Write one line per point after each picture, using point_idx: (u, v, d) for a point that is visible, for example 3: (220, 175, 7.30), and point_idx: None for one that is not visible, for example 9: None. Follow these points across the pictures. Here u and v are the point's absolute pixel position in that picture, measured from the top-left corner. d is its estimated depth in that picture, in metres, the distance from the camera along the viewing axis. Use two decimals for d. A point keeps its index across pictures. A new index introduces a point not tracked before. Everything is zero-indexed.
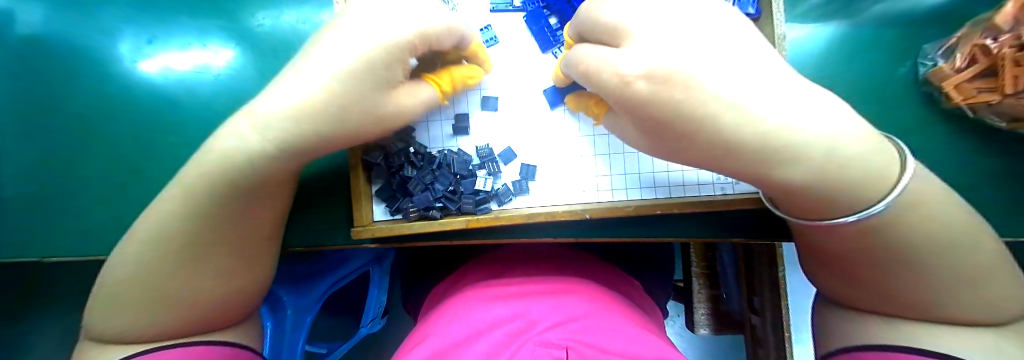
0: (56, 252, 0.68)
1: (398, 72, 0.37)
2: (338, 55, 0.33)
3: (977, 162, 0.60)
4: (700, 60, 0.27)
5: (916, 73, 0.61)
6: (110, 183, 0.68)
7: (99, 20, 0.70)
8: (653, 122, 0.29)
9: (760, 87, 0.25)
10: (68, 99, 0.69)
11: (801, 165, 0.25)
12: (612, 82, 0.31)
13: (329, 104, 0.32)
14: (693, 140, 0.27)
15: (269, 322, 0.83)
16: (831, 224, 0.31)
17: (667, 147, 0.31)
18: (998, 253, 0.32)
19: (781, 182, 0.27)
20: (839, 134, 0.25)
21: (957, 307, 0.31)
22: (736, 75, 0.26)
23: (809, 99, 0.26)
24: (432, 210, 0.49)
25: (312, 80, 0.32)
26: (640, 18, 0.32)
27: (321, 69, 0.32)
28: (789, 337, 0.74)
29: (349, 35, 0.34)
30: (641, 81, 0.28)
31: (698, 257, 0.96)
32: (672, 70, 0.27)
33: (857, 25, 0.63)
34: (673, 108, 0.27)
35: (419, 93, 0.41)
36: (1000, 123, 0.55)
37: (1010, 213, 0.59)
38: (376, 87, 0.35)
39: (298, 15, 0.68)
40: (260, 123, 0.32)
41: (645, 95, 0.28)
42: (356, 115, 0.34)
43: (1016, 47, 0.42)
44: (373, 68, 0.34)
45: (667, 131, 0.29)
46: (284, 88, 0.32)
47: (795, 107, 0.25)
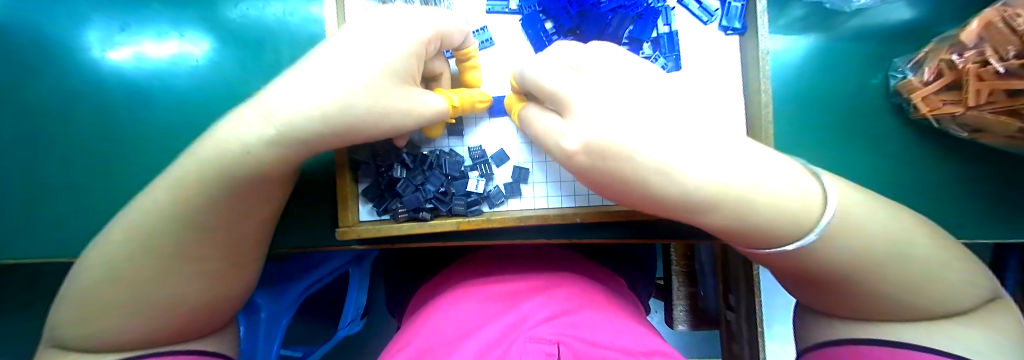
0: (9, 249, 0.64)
1: (411, 68, 0.37)
2: (357, 53, 0.33)
3: (943, 166, 0.64)
4: (638, 127, 0.28)
5: (887, 85, 0.65)
6: (70, 174, 0.64)
7: (64, 4, 0.65)
8: (598, 184, 0.31)
9: (687, 148, 0.27)
10: (26, 87, 0.64)
11: (714, 213, 0.28)
12: (557, 152, 0.33)
13: (358, 105, 0.32)
14: (633, 195, 0.29)
15: (243, 327, 0.82)
16: (774, 251, 0.31)
17: (620, 200, 0.32)
18: (964, 257, 0.34)
19: (715, 226, 0.29)
20: (750, 187, 0.28)
21: (935, 308, 0.32)
22: (664, 135, 0.27)
23: (725, 152, 0.28)
24: (422, 211, 0.48)
25: (336, 77, 0.31)
26: (579, 83, 0.32)
27: (343, 67, 0.32)
28: (761, 332, 0.78)
29: (356, 40, 0.33)
30: (580, 154, 0.30)
31: (679, 256, 0.99)
32: (607, 140, 0.28)
33: (832, 37, 0.66)
34: (615, 177, 0.28)
35: (427, 103, 0.40)
36: (962, 133, 0.58)
37: (966, 216, 0.64)
38: (392, 84, 0.35)
39: (284, 6, 0.66)
40: (272, 118, 0.30)
41: (586, 165, 0.30)
42: (378, 111, 0.34)
43: (979, 63, 0.45)
44: (393, 68, 0.35)
45: (609, 185, 0.30)
46: (299, 86, 0.30)
47: (713, 163, 0.27)
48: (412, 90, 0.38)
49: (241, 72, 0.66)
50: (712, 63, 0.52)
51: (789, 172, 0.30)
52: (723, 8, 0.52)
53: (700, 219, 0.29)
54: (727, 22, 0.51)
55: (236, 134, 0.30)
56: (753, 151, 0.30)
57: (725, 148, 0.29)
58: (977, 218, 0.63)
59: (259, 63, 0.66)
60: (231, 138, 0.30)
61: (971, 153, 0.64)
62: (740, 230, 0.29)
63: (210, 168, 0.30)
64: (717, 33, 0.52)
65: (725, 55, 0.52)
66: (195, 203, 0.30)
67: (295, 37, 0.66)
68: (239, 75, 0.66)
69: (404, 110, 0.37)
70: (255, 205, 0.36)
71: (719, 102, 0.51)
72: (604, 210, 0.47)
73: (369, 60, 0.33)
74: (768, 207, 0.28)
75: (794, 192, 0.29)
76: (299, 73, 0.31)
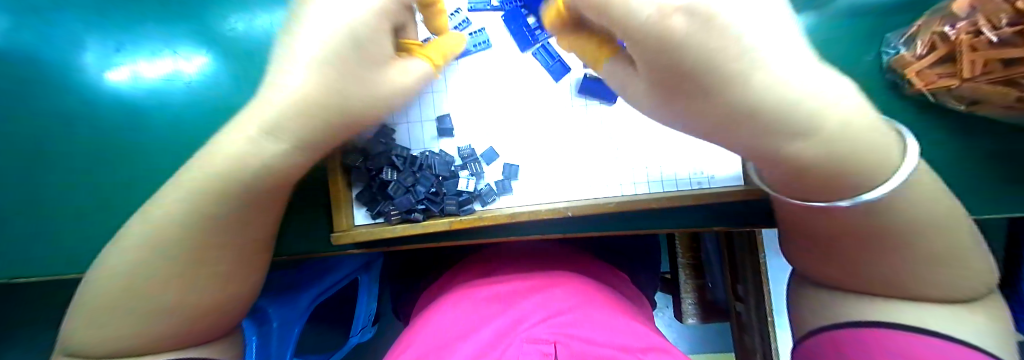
0: (19, 273, 0.66)
1: (387, 43, 0.29)
2: (314, 23, 0.25)
3: (946, 144, 0.63)
4: (750, 2, 0.19)
5: (880, 61, 0.64)
6: (75, 198, 0.66)
7: (60, 28, 0.67)
8: (668, 76, 0.21)
9: (792, 45, 0.19)
10: (28, 110, 0.67)
11: (804, 138, 0.21)
12: (631, 12, 0.20)
13: (328, 96, 0.26)
14: (712, 101, 0.20)
15: (256, 336, 0.82)
16: (825, 206, 0.30)
17: (674, 110, 0.24)
18: (959, 233, 0.34)
19: (788, 156, 0.23)
20: (852, 105, 0.21)
21: (920, 288, 0.35)
22: (768, 27, 0.19)
23: (821, 63, 0.21)
24: (414, 212, 0.48)
25: (296, 65, 0.25)
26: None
27: (299, 49, 0.25)
28: (771, 321, 0.78)
29: (312, 20, 0.25)
30: (677, 16, 0.18)
31: (685, 248, 0.96)
32: (719, 9, 0.17)
33: (824, 15, 0.65)
34: (706, 63, 0.18)
35: (410, 73, 0.33)
36: (959, 106, 0.57)
37: (973, 194, 0.63)
38: (369, 64, 0.28)
39: (272, 19, 0.67)
40: (257, 123, 0.27)
41: (679, 39, 0.18)
42: (358, 102, 0.28)
43: (971, 34, 0.44)
44: (361, 39, 0.27)
45: (673, 86, 0.22)
46: (274, 86, 0.26)
47: (817, 73, 0.20)
48: (397, 66, 0.32)
49: (235, 86, 0.67)
50: None
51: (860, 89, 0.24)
52: None
53: (782, 145, 0.22)
54: None
55: (233, 142, 0.28)
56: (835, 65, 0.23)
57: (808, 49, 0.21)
58: (985, 195, 0.63)
59: (251, 77, 0.67)
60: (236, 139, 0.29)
61: (975, 127, 0.62)
62: (817, 160, 0.23)
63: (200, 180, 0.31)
64: None
65: None
66: (185, 215, 0.31)
67: None
68: (231, 89, 0.67)
69: (396, 91, 0.32)
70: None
71: None
72: (597, 204, 0.47)
73: (322, 30, 0.25)
74: (843, 128, 0.21)
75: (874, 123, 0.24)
76: (274, 71, 0.27)
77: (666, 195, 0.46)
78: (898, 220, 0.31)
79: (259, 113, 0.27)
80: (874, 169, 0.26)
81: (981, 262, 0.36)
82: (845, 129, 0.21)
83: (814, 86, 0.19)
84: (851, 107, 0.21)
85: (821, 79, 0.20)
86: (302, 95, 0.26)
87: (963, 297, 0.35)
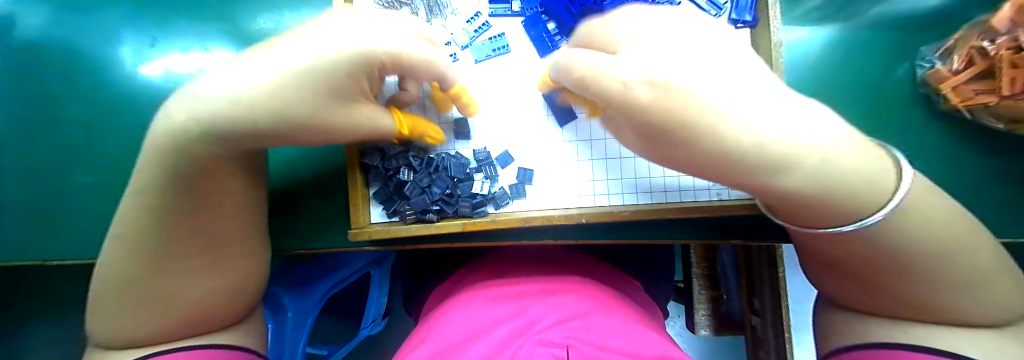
0: (55, 255, 0.70)
1: (355, 85, 0.35)
2: (300, 48, 0.30)
3: (983, 161, 0.60)
4: (704, 73, 0.26)
5: (914, 75, 0.61)
6: (111, 187, 0.70)
7: (102, 24, 0.71)
8: (650, 131, 0.27)
9: (750, 97, 0.24)
10: (69, 101, 0.70)
11: (790, 175, 0.24)
12: (614, 92, 0.29)
13: (285, 107, 0.29)
14: (689, 150, 0.25)
15: (273, 324, 0.87)
16: (830, 232, 0.31)
17: (665, 154, 0.29)
18: (993, 256, 0.32)
19: (773, 187, 0.26)
20: (832, 149, 0.25)
21: (951, 310, 0.33)
22: (726, 85, 0.24)
23: (797, 109, 0.24)
24: (429, 213, 0.49)
25: (265, 69, 0.28)
26: (649, 30, 0.32)
27: (273, 63, 0.29)
28: (789, 337, 0.75)
29: (297, 44, 0.30)
30: (642, 89, 0.27)
31: (698, 258, 0.96)
32: (675, 81, 0.25)
33: (852, 26, 0.63)
34: (673, 120, 0.24)
35: (374, 116, 0.40)
36: (997, 124, 0.54)
37: (1008, 214, 0.59)
38: (332, 96, 0.33)
39: (300, 19, 0.70)
40: (196, 106, 0.28)
41: (647, 103, 0.26)
42: (305, 121, 0.32)
43: (1013, 50, 0.43)
44: (336, 72, 0.31)
45: (659, 140, 0.27)
46: (225, 75, 0.28)
47: (785, 118, 0.23)
48: (357, 103, 0.36)
49: None
50: None
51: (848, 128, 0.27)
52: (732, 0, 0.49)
53: (769, 182, 0.25)
54: (736, 15, 0.48)
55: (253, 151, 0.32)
56: (819, 113, 0.26)
57: (774, 98, 0.24)
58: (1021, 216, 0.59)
59: None
60: (181, 115, 0.28)
61: (1008, 147, 0.60)
62: (810, 194, 0.26)
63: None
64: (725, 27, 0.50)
65: None
66: None
67: None
68: None
69: (341, 123, 0.35)
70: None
71: None
72: (609, 211, 0.47)
73: (303, 55, 0.30)
74: (821, 163, 0.24)
75: (865, 156, 0.26)
76: (244, 64, 0.29)
77: (681, 206, 0.46)
78: (922, 241, 0.30)
79: (201, 96, 0.28)
80: (880, 205, 0.28)
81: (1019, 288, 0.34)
82: (821, 162, 0.24)
83: (780, 131, 0.23)
84: (832, 145, 0.25)
85: (797, 126, 0.23)
86: (257, 91, 0.28)
87: (999, 323, 0.33)
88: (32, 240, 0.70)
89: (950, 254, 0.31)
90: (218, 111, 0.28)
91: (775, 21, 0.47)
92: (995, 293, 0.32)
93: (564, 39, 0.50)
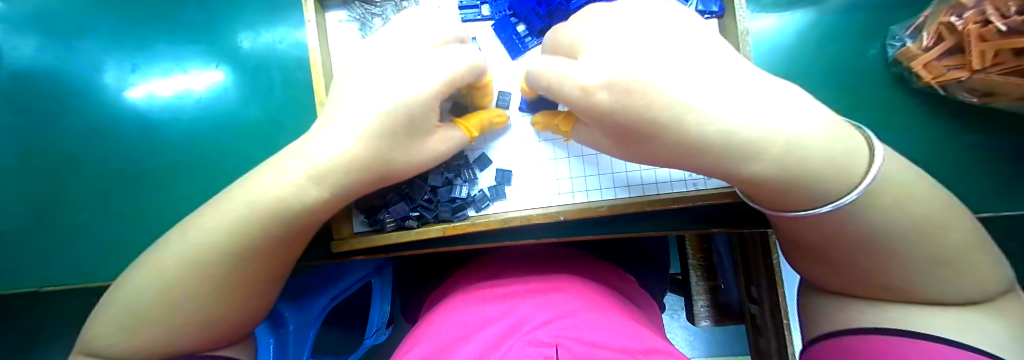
0: (45, 281, 0.70)
1: (431, 119, 0.39)
2: (365, 103, 0.35)
3: (966, 141, 0.60)
4: (660, 65, 0.27)
5: (885, 54, 0.61)
6: (98, 211, 0.71)
7: (83, 51, 0.71)
8: (621, 129, 0.29)
9: (705, 82, 0.26)
10: (56, 128, 0.71)
11: (761, 160, 0.26)
12: (575, 94, 0.31)
13: (377, 153, 0.36)
14: (666, 141, 0.27)
15: (273, 338, 0.86)
16: (808, 215, 0.31)
17: (637, 148, 0.30)
18: (964, 236, 0.32)
19: (751, 176, 0.27)
20: (800, 130, 0.25)
21: (924, 288, 0.33)
22: (699, 78, 0.26)
23: (768, 96, 0.26)
24: (409, 219, 0.50)
25: (353, 134, 0.34)
26: (606, 34, 0.32)
27: (356, 127, 0.34)
28: (787, 323, 0.75)
29: (369, 102, 0.35)
30: (602, 92, 0.29)
31: (694, 249, 0.96)
32: (630, 76, 0.27)
33: (823, 10, 0.63)
34: (644, 116, 0.26)
35: (450, 138, 0.42)
36: (972, 99, 0.54)
37: (992, 189, 0.59)
38: (407, 134, 0.37)
39: (275, 35, 0.70)
40: (303, 169, 0.35)
41: (608, 105, 0.28)
42: (394, 159, 0.37)
43: (979, 23, 0.43)
44: (413, 116, 0.36)
45: (632, 136, 0.29)
46: (330, 140, 0.34)
47: (746, 104, 0.25)
48: (432, 135, 0.40)
49: (242, 102, 0.71)
50: None
51: (809, 110, 0.27)
52: None
53: (745, 170, 0.27)
54: (703, 7, 0.48)
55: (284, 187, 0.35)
56: (779, 92, 0.27)
57: (738, 80, 0.26)
58: (1004, 191, 0.59)
59: (257, 90, 0.71)
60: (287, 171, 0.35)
61: (996, 124, 0.59)
62: (772, 180, 0.27)
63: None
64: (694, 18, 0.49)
65: None
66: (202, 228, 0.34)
67: (287, 62, 0.70)
68: (240, 105, 0.71)
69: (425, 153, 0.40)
70: (282, 250, 0.39)
71: None
72: (589, 208, 0.48)
73: (377, 107, 0.35)
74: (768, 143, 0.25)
75: (831, 135, 0.27)
76: (336, 127, 0.35)
77: (661, 197, 0.47)
78: (890, 218, 0.30)
79: (310, 166, 0.35)
80: (858, 181, 0.29)
81: (992, 264, 0.34)
82: (790, 146, 0.25)
83: (739, 114, 0.24)
84: (803, 133, 0.26)
85: (759, 109, 0.25)
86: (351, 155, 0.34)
87: (973, 299, 0.33)
88: (24, 269, 0.71)
89: (918, 236, 0.31)
90: (322, 169, 0.35)
91: (741, 9, 0.47)
92: (966, 269, 0.32)
93: (534, 41, 0.50)
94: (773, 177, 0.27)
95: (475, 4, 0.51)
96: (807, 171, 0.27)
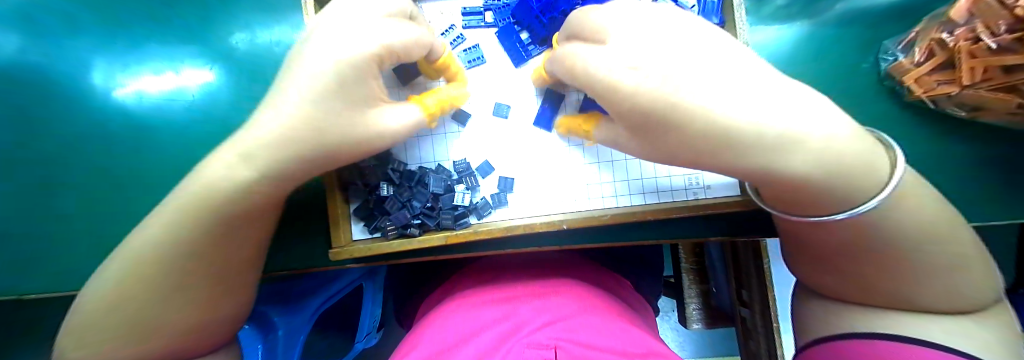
0: (23, 285, 0.67)
1: (370, 88, 0.35)
2: (301, 69, 0.31)
3: (949, 150, 0.62)
4: (681, 59, 0.27)
5: (878, 69, 0.63)
6: (83, 212, 0.68)
7: (69, 49, 0.69)
8: (640, 116, 0.29)
9: (724, 81, 0.25)
10: (40, 126, 0.68)
11: (799, 152, 0.25)
12: (600, 79, 0.32)
13: (305, 122, 0.31)
14: (686, 133, 0.26)
15: (262, 344, 0.83)
16: (821, 221, 0.32)
17: (658, 148, 0.31)
18: (955, 244, 0.33)
19: (785, 172, 0.26)
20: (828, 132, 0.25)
21: (931, 300, 0.34)
22: (715, 76, 0.26)
23: (793, 99, 0.25)
24: (411, 227, 0.50)
25: (285, 101, 0.31)
26: (626, 23, 0.32)
27: (289, 94, 0.31)
28: (777, 327, 0.76)
29: (302, 68, 0.31)
30: (631, 73, 0.29)
31: (687, 254, 0.98)
32: (660, 64, 0.27)
33: (818, 23, 0.65)
34: (667, 100, 0.26)
35: (398, 117, 0.39)
36: (961, 112, 0.56)
37: (974, 198, 0.61)
38: (345, 104, 0.33)
39: (273, 35, 0.69)
40: (242, 149, 0.31)
41: (634, 88, 0.28)
42: (333, 135, 0.33)
43: (970, 40, 0.44)
44: (347, 81, 0.32)
45: (651, 128, 0.29)
46: (268, 114, 0.31)
47: (766, 104, 0.24)
48: (377, 108, 0.37)
49: (237, 103, 0.69)
50: None
51: (830, 114, 0.26)
52: (699, 3, 0.49)
53: (771, 166, 0.25)
54: (704, 18, 0.49)
55: None
56: (800, 94, 0.26)
57: (761, 83, 0.25)
58: (983, 200, 0.61)
59: (253, 92, 0.69)
60: (241, 168, 0.31)
61: (978, 135, 0.61)
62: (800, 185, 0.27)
63: (206, 204, 0.31)
64: None
65: None
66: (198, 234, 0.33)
67: (284, 64, 0.69)
68: (236, 105, 0.69)
69: (372, 130, 0.36)
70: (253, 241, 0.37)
71: None
72: (592, 217, 0.47)
73: (313, 71, 0.31)
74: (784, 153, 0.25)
75: (851, 141, 0.27)
76: (275, 97, 0.32)
77: (663, 206, 0.47)
78: (889, 234, 0.31)
79: (248, 141, 0.31)
80: (880, 186, 0.29)
81: (987, 275, 0.35)
82: (825, 140, 0.25)
83: (757, 113, 0.24)
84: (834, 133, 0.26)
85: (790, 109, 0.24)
86: (283, 129, 0.31)
87: (976, 306, 0.34)
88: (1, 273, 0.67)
89: (916, 248, 0.31)
90: (258, 148, 0.31)
91: (740, 22, 0.48)
92: (963, 281, 0.33)
93: (536, 49, 0.51)
94: (801, 175, 0.26)
95: (479, 11, 0.51)
96: (814, 188, 0.28)
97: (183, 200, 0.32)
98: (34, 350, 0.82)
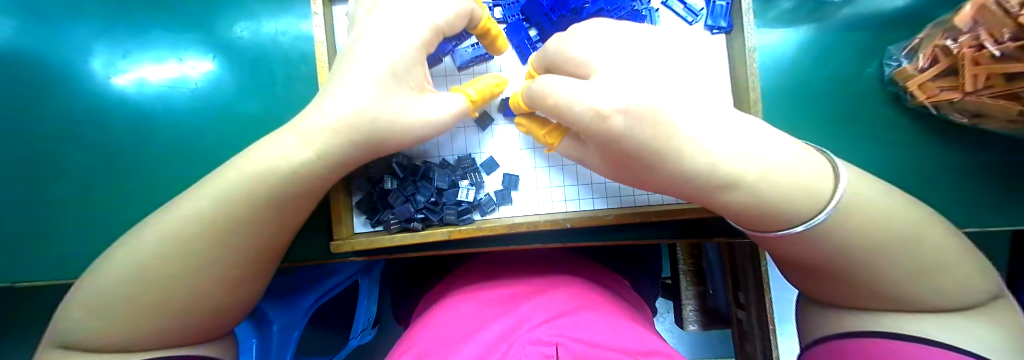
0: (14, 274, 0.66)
1: (418, 76, 0.39)
2: (371, 60, 0.37)
3: (946, 155, 0.63)
4: (664, 96, 0.31)
5: (882, 73, 0.64)
6: (78, 200, 0.67)
7: (70, 36, 0.68)
8: (621, 150, 0.33)
9: (710, 119, 0.31)
10: (38, 113, 0.67)
11: (734, 190, 0.31)
12: (586, 115, 0.33)
13: (373, 109, 0.37)
14: (662, 171, 0.32)
15: (256, 338, 0.85)
16: (780, 234, 0.33)
17: (638, 164, 0.34)
18: (949, 246, 0.34)
19: (744, 196, 0.31)
20: (769, 163, 0.30)
21: (931, 298, 0.34)
22: (700, 114, 0.31)
23: (742, 133, 0.31)
24: (414, 221, 0.49)
25: (357, 89, 0.36)
26: (605, 52, 0.36)
27: (361, 82, 0.36)
28: (773, 329, 0.76)
29: (369, 58, 0.37)
30: (617, 116, 0.31)
31: (685, 255, 0.96)
32: (645, 109, 0.31)
33: (823, 27, 0.65)
34: (658, 145, 0.31)
35: (444, 104, 0.41)
36: (963, 119, 0.56)
37: (969, 203, 0.62)
38: (399, 89, 0.38)
39: (278, 26, 0.69)
40: (307, 130, 0.37)
41: (620, 130, 0.32)
42: (397, 120, 0.38)
43: (974, 47, 0.45)
44: (401, 74, 0.37)
45: (630, 162, 0.34)
46: (341, 98, 0.36)
47: (735, 139, 0.30)
48: (421, 93, 0.40)
49: (240, 92, 0.68)
50: (698, 60, 0.50)
51: (785, 146, 0.32)
52: (708, 7, 0.50)
53: (719, 197, 0.32)
54: (712, 22, 0.49)
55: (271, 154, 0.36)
56: (755, 129, 0.32)
57: (734, 124, 0.31)
58: (979, 206, 0.62)
59: (256, 81, 0.68)
60: (301, 149, 0.37)
61: (972, 142, 0.62)
62: (762, 209, 0.31)
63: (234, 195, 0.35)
64: (702, 33, 0.50)
65: (711, 54, 0.50)
66: None
67: (290, 54, 0.68)
68: (238, 95, 0.68)
69: (426, 116, 0.40)
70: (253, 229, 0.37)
71: (704, 88, 0.49)
72: (592, 216, 0.47)
73: (378, 64, 0.36)
74: None
75: (798, 166, 0.31)
76: (346, 83, 0.37)
77: (668, 206, 0.47)
78: (885, 234, 0.32)
79: (318, 124, 0.36)
80: (824, 203, 0.31)
81: (979, 270, 0.36)
82: (762, 175, 0.30)
83: (722, 147, 0.30)
84: (780, 168, 0.31)
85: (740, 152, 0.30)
86: (357, 112, 0.36)
87: (973, 304, 0.34)
88: None
89: (915, 247, 0.32)
90: (324, 133, 0.36)
91: (749, 26, 0.47)
92: (958, 276, 0.34)
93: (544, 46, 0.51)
94: (746, 205, 0.31)
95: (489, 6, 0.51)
96: None
97: (209, 198, 0.35)
98: (26, 342, 0.81)
